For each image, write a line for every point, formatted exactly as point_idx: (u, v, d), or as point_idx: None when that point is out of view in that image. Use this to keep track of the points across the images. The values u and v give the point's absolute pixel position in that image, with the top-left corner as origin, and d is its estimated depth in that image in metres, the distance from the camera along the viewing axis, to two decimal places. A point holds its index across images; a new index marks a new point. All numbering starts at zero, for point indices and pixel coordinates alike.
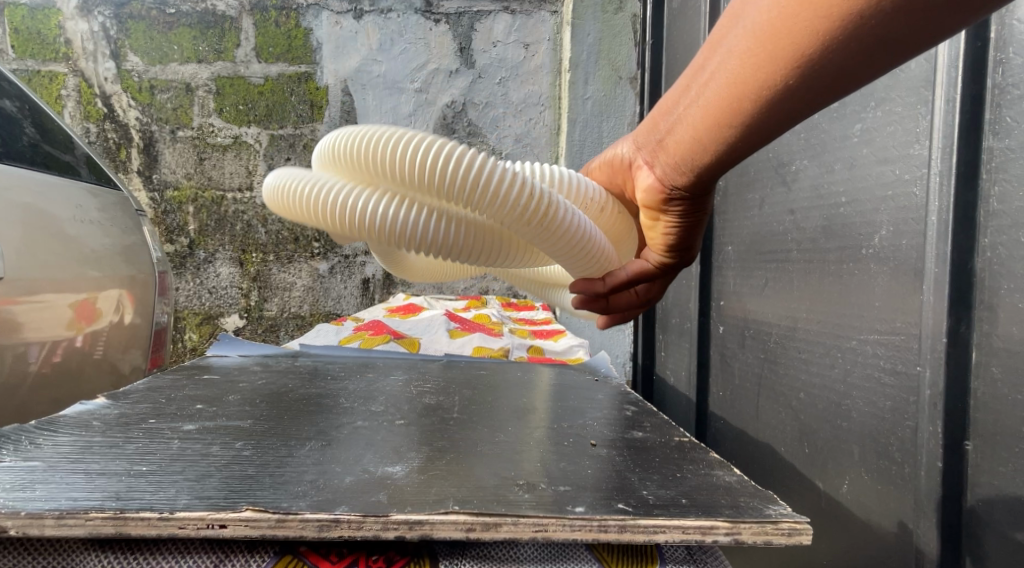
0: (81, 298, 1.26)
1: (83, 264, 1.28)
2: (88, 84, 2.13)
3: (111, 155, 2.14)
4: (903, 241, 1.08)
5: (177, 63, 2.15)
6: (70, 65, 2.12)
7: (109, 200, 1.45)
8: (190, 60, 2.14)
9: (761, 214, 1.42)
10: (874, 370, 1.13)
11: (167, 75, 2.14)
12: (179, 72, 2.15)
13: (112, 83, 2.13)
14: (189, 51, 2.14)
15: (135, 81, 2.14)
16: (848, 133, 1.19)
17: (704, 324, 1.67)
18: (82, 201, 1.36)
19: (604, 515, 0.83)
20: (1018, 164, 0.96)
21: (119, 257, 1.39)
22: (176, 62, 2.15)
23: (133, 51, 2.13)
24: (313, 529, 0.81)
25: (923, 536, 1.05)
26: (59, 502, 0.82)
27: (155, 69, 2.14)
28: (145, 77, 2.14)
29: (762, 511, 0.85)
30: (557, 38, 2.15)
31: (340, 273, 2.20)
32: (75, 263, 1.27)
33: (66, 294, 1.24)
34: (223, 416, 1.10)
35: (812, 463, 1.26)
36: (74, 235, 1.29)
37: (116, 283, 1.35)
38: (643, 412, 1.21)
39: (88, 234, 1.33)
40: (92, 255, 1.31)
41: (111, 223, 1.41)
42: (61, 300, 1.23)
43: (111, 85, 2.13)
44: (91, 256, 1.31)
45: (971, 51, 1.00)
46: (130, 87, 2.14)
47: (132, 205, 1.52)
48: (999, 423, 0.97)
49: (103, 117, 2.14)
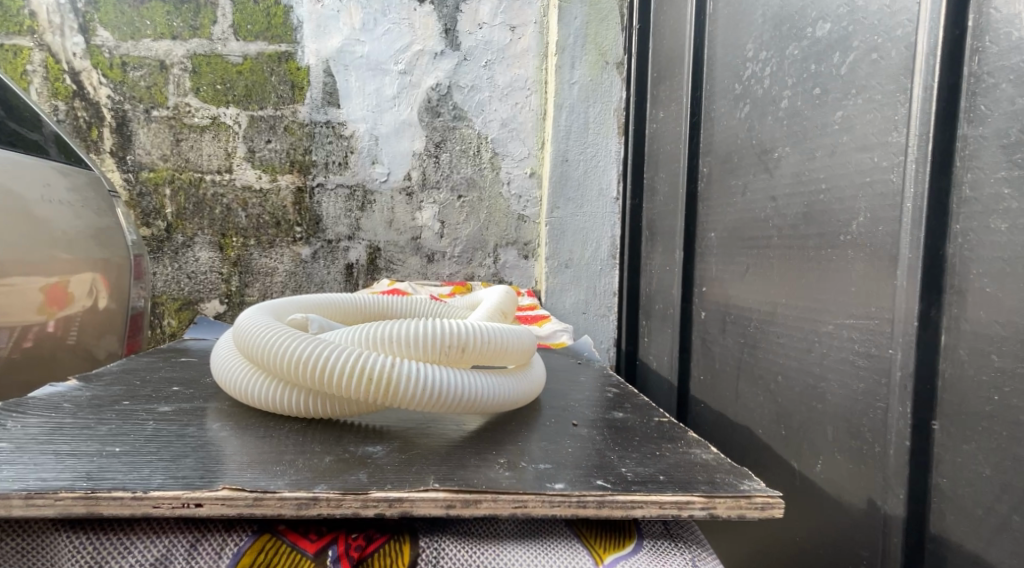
0: (51, 282, 1.25)
1: (53, 247, 1.27)
2: (55, 59, 2.09)
3: (82, 134, 2.10)
4: (879, 227, 1.11)
5: (150, 39, 2.12)
6: (36, 40, 2.08)
7: (80, 179, 1.44)
8: (164, 36, 2.12)
9: (744, 201, 1.44)
10: (850, 353, 1.16)
11: (140, 51, 2.12)
12: (153, 48, 2.12)
13: (81, 59, 2.10)
14: (162, 27, 2.12)
15: (105, 58, 2.11)
16: (829, 120, 1.20)
17: (686, 308, 1.69)
18: (51, 180, 1.34)
19: (583, 491, 0.85)
20: (989, 152, 0.98)
21: (92, 239, 1.38)
22: (149, 38, 2.12)
23: (103, 26, 2.11)
24: (291, 507, 0.82)
25: (890, 511, 1.08)
26: (27, 482, 0.82)
27: (127, 45, 2.12)
28: (117, 53, 2.11)
29: (737, 486, 0.87)
30: (544, 21, 2.17)
31: (323, 258, 2.19)
32: (46, 246, 1.26)
33: (36, 277, 1.23)
34: (200, 398, 1.11)
35: (788, 444, 1.29)
36: (45, 217, 1.28)
37: (89, 267, 1.35)
38: (625, 394, 1.24)
39: (59, 215, 1.32)
40: (64, 237, 1.31)
41: (83, 203, 1.40)
42: (33, 284, 1.22)
43: (80, 61, 2.10)
44: (62, 239, 1.30)
45: (950, 39, 1.01)
46: (101, 63, 2.11)
47: (104, 186, 1.51)
48: (965, 403, 1.00)
49: (72, 95, 2.10)
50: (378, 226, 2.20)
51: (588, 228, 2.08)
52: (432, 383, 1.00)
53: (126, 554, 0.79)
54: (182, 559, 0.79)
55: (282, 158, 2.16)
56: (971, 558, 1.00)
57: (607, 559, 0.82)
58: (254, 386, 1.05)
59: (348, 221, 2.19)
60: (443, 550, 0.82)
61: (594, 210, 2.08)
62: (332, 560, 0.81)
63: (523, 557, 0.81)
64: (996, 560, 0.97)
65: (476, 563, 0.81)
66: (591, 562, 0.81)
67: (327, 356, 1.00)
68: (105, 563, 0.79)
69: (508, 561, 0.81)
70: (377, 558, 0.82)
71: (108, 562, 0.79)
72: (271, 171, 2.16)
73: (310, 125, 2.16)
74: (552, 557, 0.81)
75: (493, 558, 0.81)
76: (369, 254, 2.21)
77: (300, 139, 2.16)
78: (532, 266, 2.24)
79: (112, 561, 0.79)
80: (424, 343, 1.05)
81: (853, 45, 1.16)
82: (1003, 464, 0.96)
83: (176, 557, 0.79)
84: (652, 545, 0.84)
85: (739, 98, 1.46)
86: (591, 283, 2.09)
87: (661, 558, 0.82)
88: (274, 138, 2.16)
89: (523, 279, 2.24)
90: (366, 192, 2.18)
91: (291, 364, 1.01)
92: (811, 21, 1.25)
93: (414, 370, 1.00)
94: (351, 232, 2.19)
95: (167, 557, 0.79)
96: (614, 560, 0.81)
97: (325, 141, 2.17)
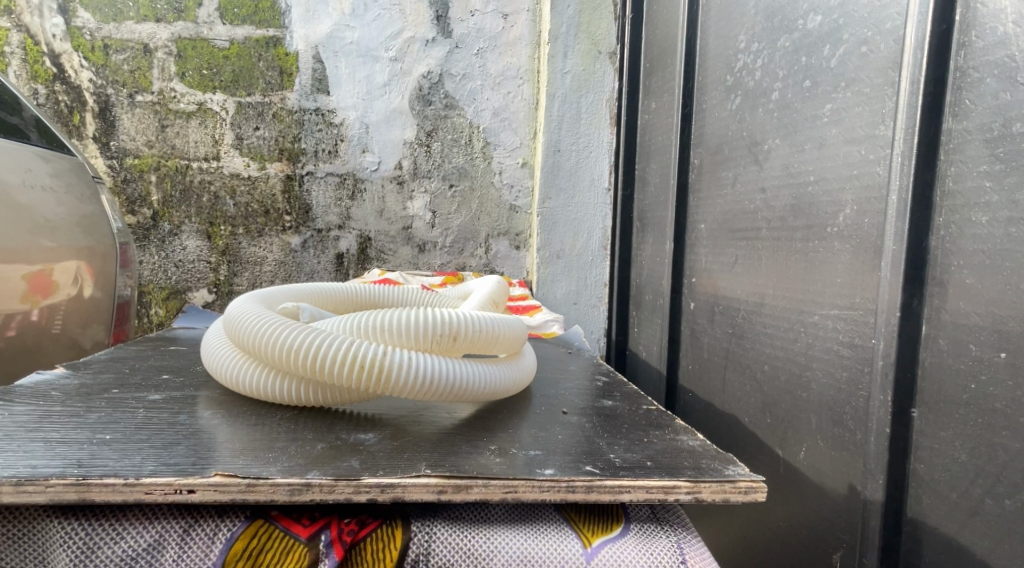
0: (35, 270, 1.25)
1: (36, 234, 1.27)
2: (34, 41, 2.07)
3: (64, 119, 2.09)
4: (865, 219, 1.13)
5: (133, 21, 2.11)
6: (14, 20, 2.06)
7: (63, 165, 1.44)
8: (147, 19, 2.11)
9: (733, 192, 1.46)
10: (834, 343, 1.18)
11: (123, 34, 2.10)
12: (136, 31, 2.11)
13: (62, 42, 2.09)
14: (145, 9, 2.10)
15: (86, 40, 2.10)
16: (817, 113, 1.22)
17: (676, 299, 1.71)
18: (31, 165, 1.34)
19: (572, 477, 0.86)
20: (973, 145, 1.00)
21: (75, 226, 1.38)
22: (132, 20, 2.10)
23: (84, 8, 2.09)
24: (284, 493, 0.83)
25: (870, 496, 1.11)
26: (18, 469, 0.83)
27: (109, 27, 2.10)
28: (98, 36, 2.10)
29: (722, 472, 0.89)
30: (536, 9, 2.16)
31: (313, 248, 2.20)
32: (27, 233, 1.25)
33: (19, 265, 1.23)
34: (190, 386, 1.12)
35: (773, 432, 1.31)
36: (25, 204, 1.27)
37: (73, 255, 1.35)
38: (614, 382, 1.26)
39: (41, 201, 1.31)
40: (46, 224, 1.30)
41: (66, 190, 1.40)
42: (16, 271, 1.22)
43: (61, 44, 2.09)
44: (44, 225, 1.30)
45: (936, 34, 1.03)
46: (82, 46, 2.10)
47: (87, 172, 1.51)
48: (944, 391, 1.03)
49: (53, 78, 2.09)
50: (368, 216, 2.20)
51: (579, 219, 2.09)
52: (423, 370, 1.01)
53: (118, 540, 0.80)
54: (174, 545, 0.80)
55: (271, 146, 2.16)
56: (947, 541, 1.02)
57: (595, 542, 0.83)
58: (245, 373, 1.06)
59: (338, 210, 2.19)
60: (435, 534, 0.83)
61: (586, 201, 2.09)
62: (324, 545, 0.82)
63: (514, 542, 0.83)
64: (970, 543, 0.99)
65: (467, 547, 0.82)
66: (580, 546, 0.83)
67: (318, 344, 1.01)
68: (97, 549, 0.80)
69: (498, 545, 0.82)
70: (370, 543, 0.83)
71: (100, 548, 0.80)
72: (260, 159, 2.16)
73: (299, 112, 2.16)
74: (542, 541, 0.83)
75: (484, 543, 0.83)
76: (360, 243, 2.21)
77: (288, 127, 2.16)
78: (524, 257, 2.25)
79: (103, 547, 0.80)
80: (413, 332, 1.06)
81: (843, 38, 1.17)
82: (978, 449, 0.98)
83: (169, 543, 0.80)
84: (639, 529, 0.86)
85: (731, 89, 1.47)
86: (582, 274, 2.10)
87: (648, 541, 0.84)
88: (263, 125, 2.15)
89: (514, 270, 2.26)
90: (356, 181, 2.18)
91: (281, 354, 1.02)
92: (803, 14, 1.26)
93: (405, 358, 1.02)
94: (341, 222, 2.19)
95: (160, 542, 0.80)
96: (601, 544, 0.83)
97: (314, 129, 2.17)
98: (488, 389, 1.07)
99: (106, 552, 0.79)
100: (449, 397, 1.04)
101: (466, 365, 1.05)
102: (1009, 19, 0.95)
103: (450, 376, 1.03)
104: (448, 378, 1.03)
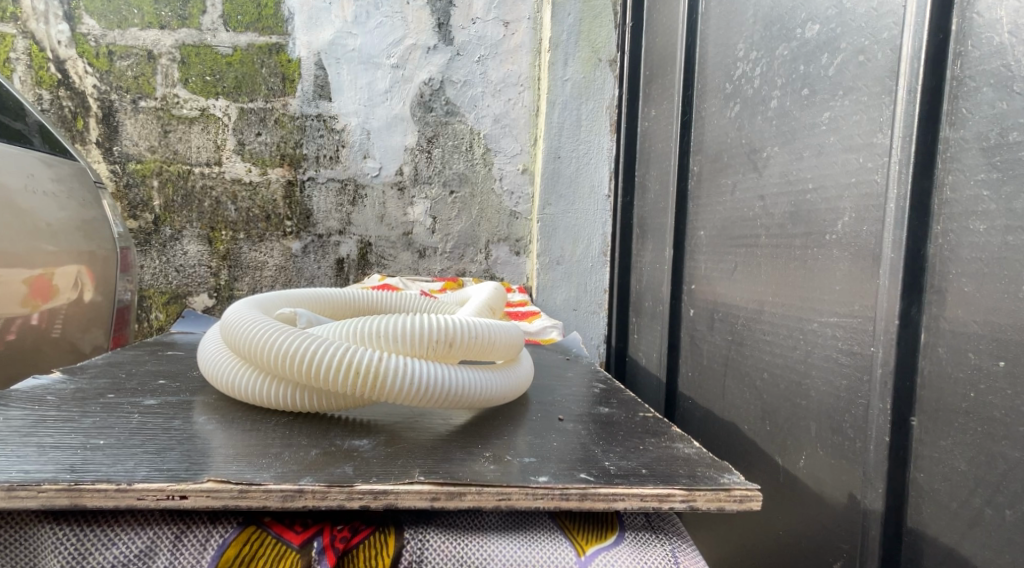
0: (35, 274, 1.26)
1: (38, 238, 1.28)
2: (39, 47, 2.08)
3: (66, 124, 2.10)
4: (864, 226, 1.13)
5: (137, 28, 2.12)
6: (20, 27, 2.07)
7: (64, 169, 1.44)
8: (151, 25, 2.11)
9: (732, 199, 1.46)
10: (833, 351, 1.18)
11: (127, 40, 2.11)
12: (140, 37, 2.12)
13: (66, 48, 2.09)
14: (150, 16, 2.11)
15: (91, 46, 2.10)
16: (816, 121, 1.22)
17: (676, 306, 1.71)
18: (34, 170, 1.34)
19: (566, 484, 0.86)
20: (970, 154, 0.99)
21: (76, 230, 1.38)
22: (136, 27, 2.11)
23: (89, 14, 2.10)
24: (277, 499, 0.82)
25: (869, 504, 1.10)
26: (11, 473, 0.83)
27: (114, 34, 2.11)
28: (103, 41, 2.11)
29: (717, 480, 0.89)
30: (537, 17, 2.17)
31: (313, 252, 2.20)
32: (29, 238, 1.26)
33: (20, 269, 1.23)
34: (186, 391, 1.12)
35: (773, 440, 1.31)
36: (27, 208, 1.28)
37: (73, 260, 1.35)
38: (612, 389, 1.25)
39: (43, 206, 1.32)
40: (47, 228, 1.31)
41: (66, 194, 1.40)
42: (17, 276, 1.22)
43: (65, 50, 2.09)
44: (45, 230, 1.30)
45: (933, 43, 1.03)
46: (86, 52, 2.10)
47: (88, 177, 1.51)
48: (943, 400, 1.02)
49: (57, 84, 2.09)
50: (369, 221, 2.20)
51: (579, 225, 2.09)
52: (419, 377, 1.01)
53: (110, 545, 0.80)
54: (166, 551, 0.80)
55: (272, 151, 2.17)
56: (947, 551, 1.01)
57: (589, 550, 0.83)
58: (242, 379, 1.05)
59: (338, 215, 2.19)
60: (429, 541, 0.83)
61: (586, 207, 2.09)
62: (317, 551, 0.81)
63: (507, 549, 0.82)
64: (969, 553, 0.99)
65: (460, 554, 0.82)
66: (574, 553, 0.82)
67: (313, 351, 1.01)
68: (89, 554, 0.79)
69: (491, 552, 0.82)
70: (363, 550, 0.83)
71: (92, 553, 0.79)
72: (262, 165, 2.16)
73: (301, 117, 2.16)
74: (536, 547, 0.83)
75: (477, 550, 0.82)
76: (360, 248, 2.21)
77: (290, 132, 2.17)
78: (524, 262, 2.25)
79: (95, 554, 0.79)
80: (411, 340, 1.06)
81: (842, 47, 1.17)
82: (977, 459, 0.98)
83: (161, 548, 0.80)
84: (634, 537, 0.86)
85: (731, 97, 1.47)
86: (582, 279, 2.10)
87: (643, 550, 0.84)
88: (264, 130, 2.16)
89: (514, 275, 2.25)
90: (357, 186, 2.19)
91: (278, 360, 1.02)
92: (801, 22, 1.26)
93: (400, 364, 1.01)
94: (341, 227, 2.20)
95: (152, 548, 0.80)
96: (595, 552, 0.83)
97: (316, 134, 2.17)
98: (484, 394, 1.06)
99: (97, 558, 0.79)
100: (443, 402, 1.04)
101: (461, 371, 1.05)
102: (1005, 28, 0.95)
103: (446, 381, 1.03)
104: (444, 382, 1.02)
